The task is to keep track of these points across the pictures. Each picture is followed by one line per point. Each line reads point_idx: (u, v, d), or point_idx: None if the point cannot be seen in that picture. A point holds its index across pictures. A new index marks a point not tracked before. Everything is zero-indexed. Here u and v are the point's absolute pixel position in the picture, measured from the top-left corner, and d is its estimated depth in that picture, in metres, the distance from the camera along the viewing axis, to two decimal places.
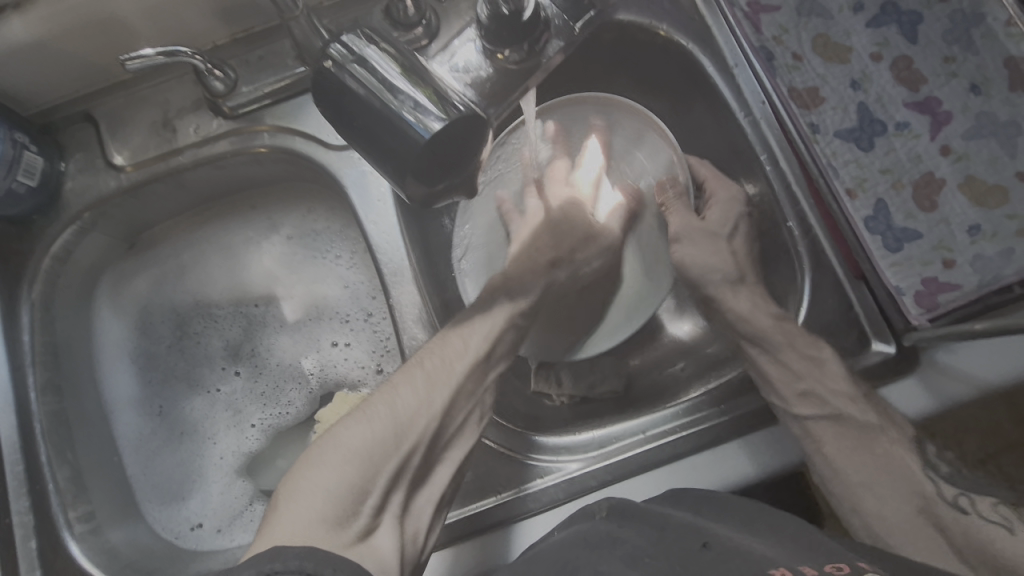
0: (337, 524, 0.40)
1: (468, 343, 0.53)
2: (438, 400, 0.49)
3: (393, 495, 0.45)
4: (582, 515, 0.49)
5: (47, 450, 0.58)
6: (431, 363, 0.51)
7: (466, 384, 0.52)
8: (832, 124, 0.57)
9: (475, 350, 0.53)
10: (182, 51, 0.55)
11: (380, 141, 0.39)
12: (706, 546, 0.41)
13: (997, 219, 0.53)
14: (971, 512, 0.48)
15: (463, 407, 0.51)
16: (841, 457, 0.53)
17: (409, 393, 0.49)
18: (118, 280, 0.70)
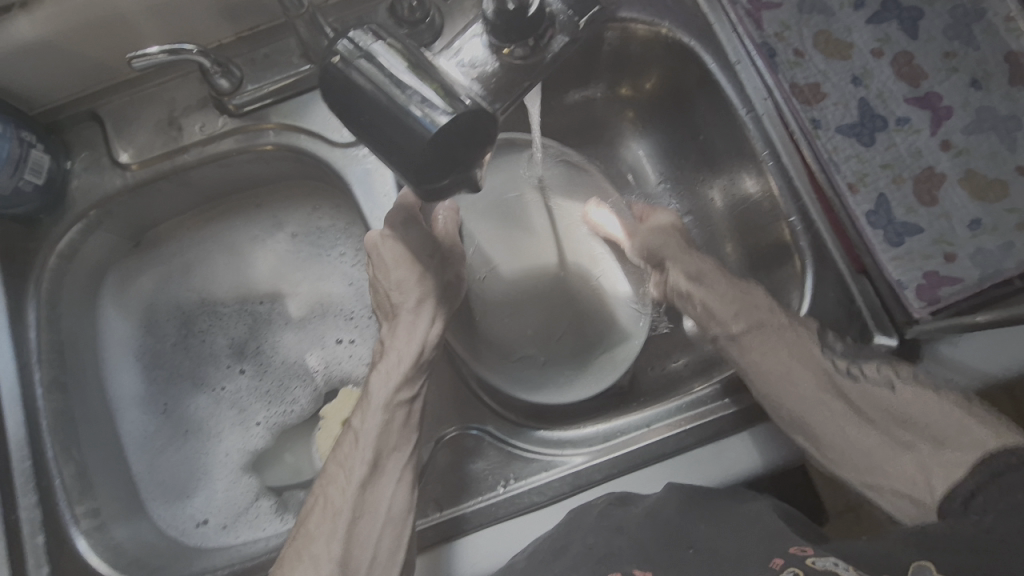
0: None
1: (391, 479, 0.50)
2: (361, 518, 0.48)
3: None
4: (585, 511, 0.50)
5: (54, 447, 0.58)
6: (352, 509, 0.48)
7: (395, 523, 0.49)
8: (834, 119, 0.57)
9: (399, 486, 0.50)
10: (186, 50, 0.55)
11: (387, 138, 0.39)
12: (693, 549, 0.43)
13: (998, 213, 0.53)
14: (862, 377, 0.49)
15: (396, 547, 0.48)
16: (758, 353, 0.52)
17: (333, 557, 0.46)
18: (124, 278, 0.70)
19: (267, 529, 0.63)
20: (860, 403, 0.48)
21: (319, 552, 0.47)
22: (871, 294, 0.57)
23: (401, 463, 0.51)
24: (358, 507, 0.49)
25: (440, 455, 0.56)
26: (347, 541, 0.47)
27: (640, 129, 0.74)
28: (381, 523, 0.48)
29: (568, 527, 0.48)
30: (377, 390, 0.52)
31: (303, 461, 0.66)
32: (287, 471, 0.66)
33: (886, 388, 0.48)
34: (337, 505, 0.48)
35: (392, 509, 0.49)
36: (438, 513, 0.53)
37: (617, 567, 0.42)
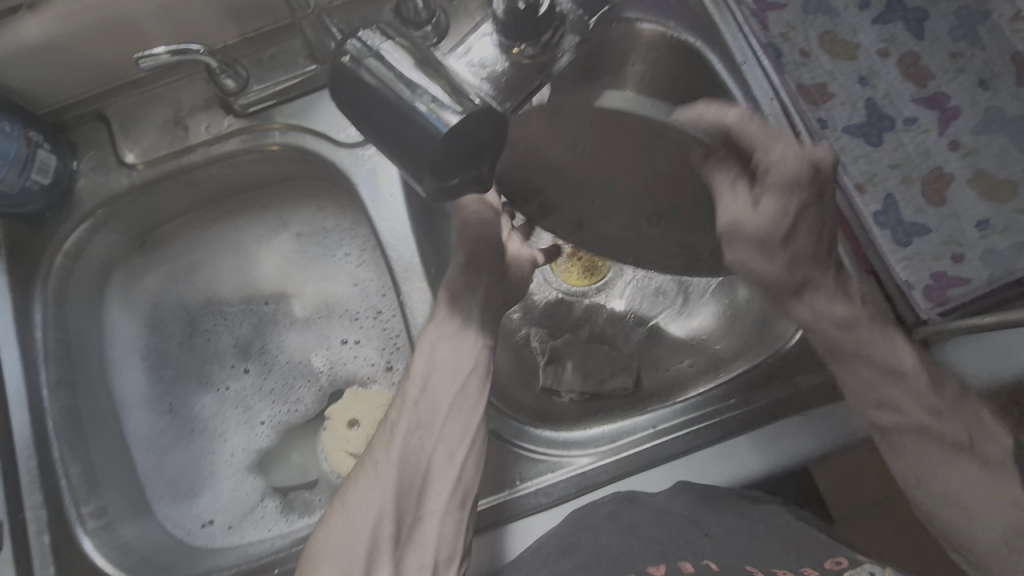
0: (369, 547, 0.46)
1: (449, 402, 0.52)
2: (423, 441, 0.51)
3: (383, 569, 0.46)
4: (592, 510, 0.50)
5: (60, 446, 0.58)
6: (408, 422, 0.51)
7: (448, 443, 0.51)
8: (840, 120, 0.57)
9: (454, 412, 0.52)
10: (192, 50, 0.55)
11: (397, 137, 0.39)
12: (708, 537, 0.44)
13: (1008, 214, 0.53)
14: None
15: (450, 469, 0.51)
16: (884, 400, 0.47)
17: (391, 464, 0.49)
18: (129, 277, 0.70)
19: (272, 529, 0.63)
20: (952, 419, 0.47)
21: (379, 458, 0.50)
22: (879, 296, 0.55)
23: (456, 386, 0.53)
24: (413, 421, 0.51)
25: None
26: (404, 450, 0.50)
27: None
28: (436, 438, 0.51)
29: (574, 525, 0.49)
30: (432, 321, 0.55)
31: (309, 461, 0.66)
32: (293, 471, 0.66)
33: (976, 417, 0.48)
34: (394, 419, 0.52)
35: (447, 428, 0.52)
36: None
37: None
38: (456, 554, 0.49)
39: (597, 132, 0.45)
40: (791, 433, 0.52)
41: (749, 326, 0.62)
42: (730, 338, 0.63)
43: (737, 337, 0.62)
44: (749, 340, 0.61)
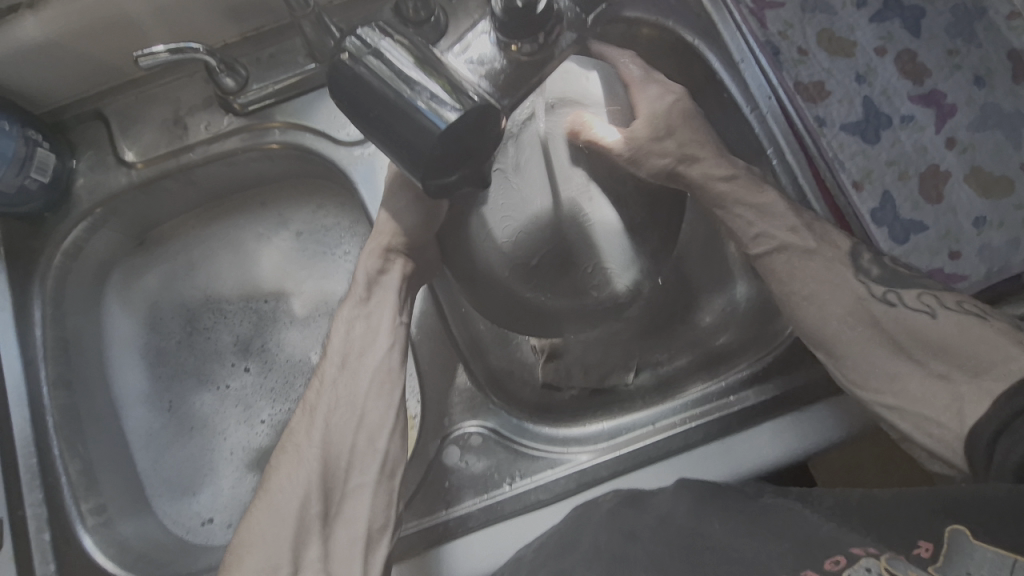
0: (296, 530, 0.47)
1: (363, 381, 0.53)
2: (343, 421, 0.51)
3: (313, 545, 0.47)
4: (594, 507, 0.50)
5: (59, 444, 0.58)
6: (328, 404, 0.52)
7: (371, 423, 0.52)
8: (838, 117, 0.58)
9: (374, 390, 0.52)
10: (194, 48, 0.56)
11: (396, 134, 0.39)
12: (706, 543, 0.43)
13: (1005, 209, 0.54)
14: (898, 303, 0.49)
15: (372, 447, 0.51)
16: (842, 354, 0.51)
17: (312, 445, 0.50)
18: (129, 276, 0.70)
19: None
20: (903, 335, 0.49)
21: (300, 442, 0.51)
22: None
23: (374, 365, 0.53)
24: (333, 403, 0.52)
25: (449, 452, 0.56)
26: (324, 433, 0.50)
27: None
28: (358, 416, 0.52)
29: (578, 523, 0.49)
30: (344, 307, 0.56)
31: None
32: None
33: (927, 317, 0.48)
34: (314, 401, 0.52)
35: (368, 410, 0.52)
36: (447, 510, 0.54)
37: None
38: (390, 524, 0.50)
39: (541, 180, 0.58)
40: (789, 430, 0.53)
41: (749, 321, 0.62)
42: (729, 332, 0.62)
43: (737, 332, 0.62)
44: (750, 337, 0.60)
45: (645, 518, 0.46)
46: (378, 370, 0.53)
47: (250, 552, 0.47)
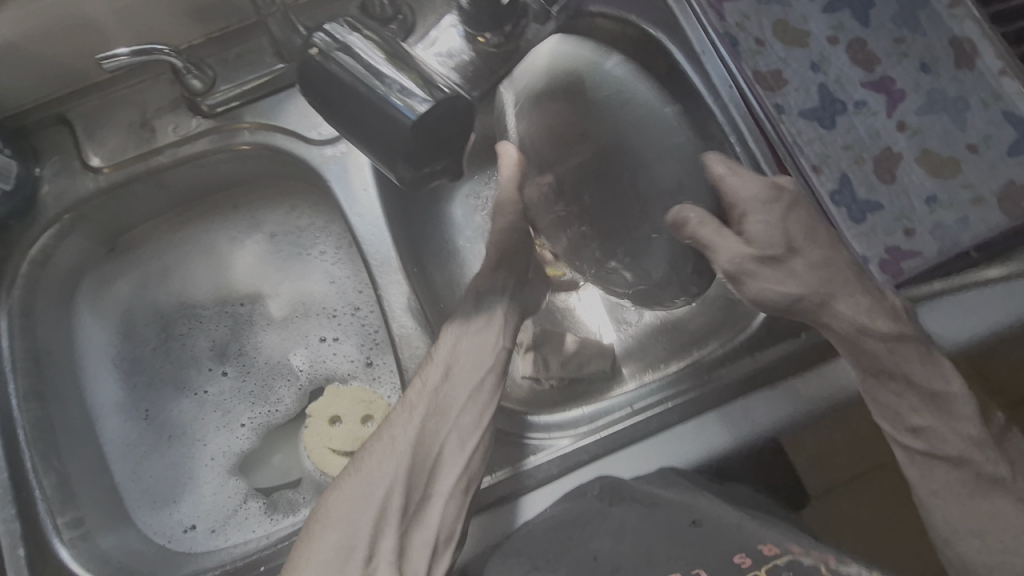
0: (374, 523, 0.48)
1: (463, 393, 0.54)
2: (443, 428, 0.53)
3: (388, 537, 0.48)
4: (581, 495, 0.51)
5: (32, 457, 0.57)
6: (428, 407, 0.54)
7: (464, 428, 0.53)
8: (796, 104, 0.60)
9: (470, 400, 0.55)
10: (157, 50, 0.55)
11: (368, 129, 0.40)
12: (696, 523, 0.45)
13: (953, 189, 0.56)
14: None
15: (460, 455, 0.52)
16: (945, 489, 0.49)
17: (407, 441, 0.52)
18: (99, 285, 0.69)
19: (257, 530, 0.63)
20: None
21: (395, 437, 0.52)
22: None
23: (474, 381, 0.55)
24: (433, 408, 0.54)
25: None
26: (420, 431, 0.52)
27: None
28: (451, 423, 0.53)
29: (567, 515, 0.49)
30: (449, 328, 0.58)
31: (292, 461, 0.66)
32: (275, 472, 0.66)
33: None
34: (414, 402, 0.54)
35: (462, 419, 0.54)
36: None
37: None
38: (455, 537, 0.50)
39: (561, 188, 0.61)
40: (760, 407, 0.54)
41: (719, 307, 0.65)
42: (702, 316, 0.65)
43: (709, 316, 0.65)
44: (720, 321, 0.64)
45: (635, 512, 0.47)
46: (477, 384, 0.55)
47: (325, 526, 0.49)
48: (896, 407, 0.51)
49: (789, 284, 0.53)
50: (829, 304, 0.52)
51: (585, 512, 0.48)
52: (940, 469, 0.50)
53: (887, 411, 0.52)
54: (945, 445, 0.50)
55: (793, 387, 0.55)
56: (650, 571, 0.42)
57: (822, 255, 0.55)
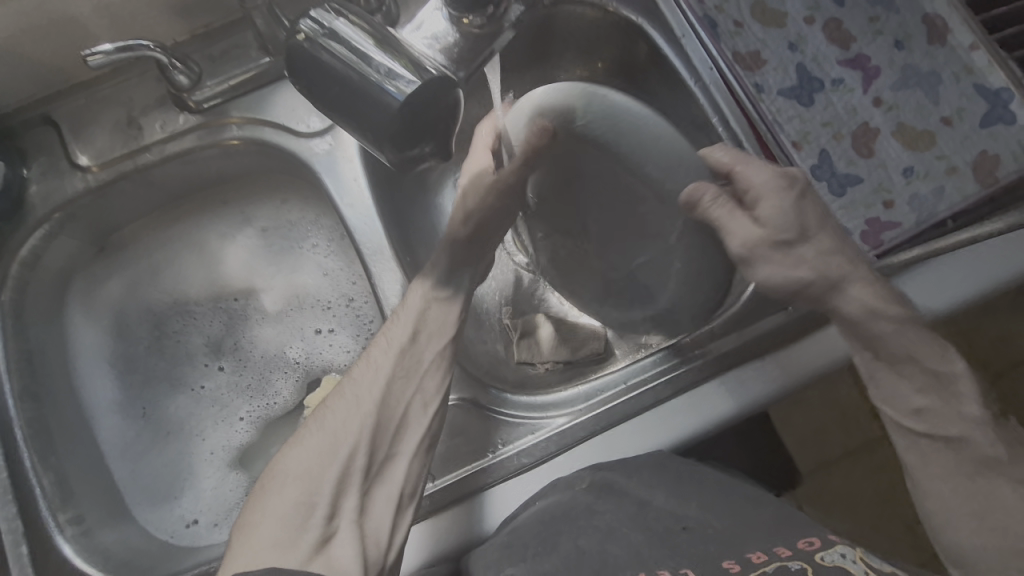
0: (338, 476, 0.48)
1: (426, 355, 0.56)
2: (406, 390, 0.54)
3: (349, 496, 0.48)
4: (564, 488, 0.52)
5: (31, 456, 0.57)
6: (391, 368, 0.54)
7: (427, 392, 0.55)
8: (775, 84, 0.61)
9: (434, 363, 0.56)
10: (143, 45, 0.55)
11: (357, 111, 0.41)
12: (685, 528, 0.46)
13: (928, 161, 0.58)
14: None
15: (422, 415, 0.54)
16: (931, 475, 0.46)
17: (371, 401, 0.52)
18: (89, 286, 0.69)
19: None
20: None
21: (358, 396, 0.53)
22: None
23: (438, 347, 0.57)
24: (394, 370, 0.54)
25: None
26: (383, 391, 0.53)
27: None
28: (414, 387, 0.54)
29: (560, 505, 0.50)
30: (417, 286, 0.59)
31: None
32: None
33: None
34: (376, 363, 0.55)
35: (425, 384, 0.55)
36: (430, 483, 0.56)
37: None
38: (417, 493, 0.52)
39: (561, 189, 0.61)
40: (750, 379, 0.56)
41: None
42: None
43: None
44: None
45: (623, 512, 0.49)
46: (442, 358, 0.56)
47: (289, 480, 0.48)
48: (897, 392, 0.49)
49: (800, 270, 0.51)
50: (839, 288, 0.50)
51: (575, 507, 0.49)
52: (940, 453, 0.46)
53: (889, 395, 0.49)
54: (949, 426, 0.46)
55: (783, 357, 0.56)
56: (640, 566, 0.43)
57: (832, 243, 0.51)
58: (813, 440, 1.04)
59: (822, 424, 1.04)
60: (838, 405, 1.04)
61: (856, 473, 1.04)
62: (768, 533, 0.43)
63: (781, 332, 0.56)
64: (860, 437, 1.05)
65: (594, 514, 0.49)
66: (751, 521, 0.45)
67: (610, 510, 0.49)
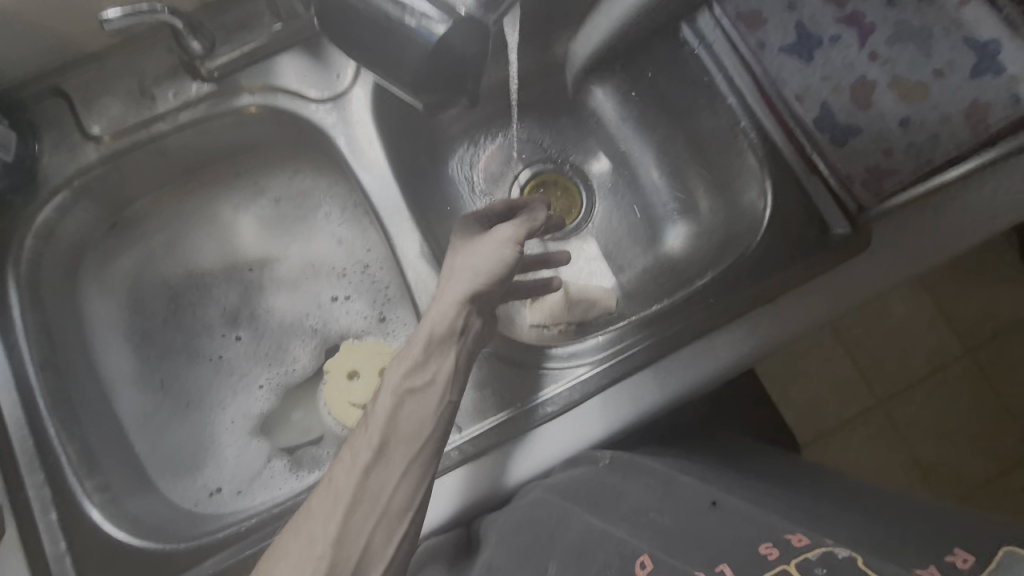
0: None
1: (397, 462, 0.45)
2: (373, 508, 0.44)
3: None
4: (592, 454, 0.53)
5: (54, 424, 0.57)
6: (354, 484, 0.44)
7: (394, 509, 0.44)
8: (776, 42, 0.64)
9: (403, 482, 0.45)
10: (157, 10, 0.55)
11: (387, 57, 0.43)
12: (715, 504, 0.45)
13: (924, 110, 0.59)
14: None
15: (387, 541, 0.44)
16: None
17: (329, 532, 0.42)
18: (102, 260, 0.69)
19: (283, 487, 0.64)
20: None
21: (315, 526, 0.43)
22: (823, 189, 0.62)
23: (412, 451, 0.46)
24: (361, 487, 0.44)
25: None
26: (345, 518, 0.43)
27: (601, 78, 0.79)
28: (382, 504, 0.44)
29: (580, 476, 0.51)
30: (389, 375, 0.48)
31: (312, 418, 0.67)
32: (296, 429, 0.67)
33: None
34: (340, 484, 0.44)
35: (394, 498, 0.45)
36: (460, 435, 0.58)
37: (638, 550, 0.42)
38: None
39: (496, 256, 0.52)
40: (761, 326, 0.58)
41: (712, 244, 0.70)
42: (697, 255, 0.72)
43: (704, 256, 0.70)
44: (713, 256, 0.69)
45: (650, 494, 0.48)
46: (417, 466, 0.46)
47: None
48: None
49: None
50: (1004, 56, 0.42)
51: (602, 487, 0.49)
52: None
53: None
54: None
55: (790, 302, 0.59)
56: (670, 555, 0.41)
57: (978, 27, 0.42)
58: (811, 410, 1.07)
59: (818, 394, 1.07)
60: (833, 374, 1.08)
61: (853, 443, 1.06)
62: (796, 524, 0.41)
63: (786, 279, 0.60)
64: (855, 407, 1.07)
65: (620, 496, 0.49)
66: (788, 514, 0.44)
67: (633, 492, 0.49)
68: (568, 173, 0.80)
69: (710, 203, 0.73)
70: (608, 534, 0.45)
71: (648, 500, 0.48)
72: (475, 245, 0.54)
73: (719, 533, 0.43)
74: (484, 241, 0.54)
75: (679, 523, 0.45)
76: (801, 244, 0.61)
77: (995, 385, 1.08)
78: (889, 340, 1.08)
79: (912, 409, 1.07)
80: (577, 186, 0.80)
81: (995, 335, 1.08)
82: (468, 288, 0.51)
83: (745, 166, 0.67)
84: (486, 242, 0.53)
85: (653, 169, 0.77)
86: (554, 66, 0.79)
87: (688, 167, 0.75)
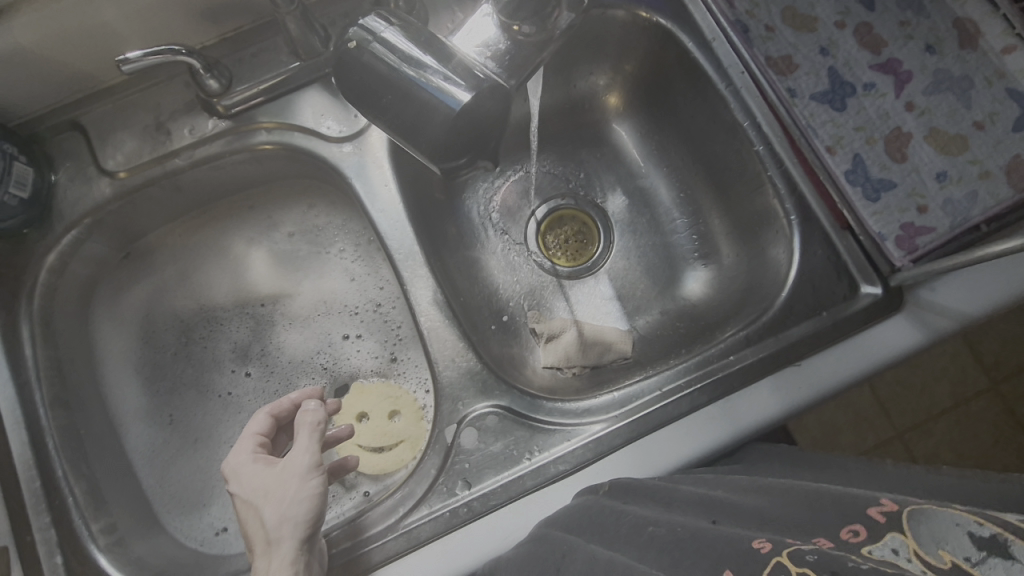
0: None
1: None
2: None
3: None
4: (594, 492, 0.52)
5: (63, 464, 0.57)
6: None
7: None
8: (807, 88, 0.61)
9: None
10: (174, 50, 0.54)
11: (409, 120, 0.43)
12: (716, 522, 0.41)
13: (961, 165, 0.56)
14: None
15: None
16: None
17: None
18: (115, 291, 0.68)
19: None
20: None
21: None
22: (855, 248, 0.60)
23: None
24: None
25: (465, 434, 0.58)
26: None
27: (622, 114, 0.77)
28: None
29: (584, 507, 0.49)
30: None
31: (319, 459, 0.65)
32: None
33: None
34: None
35: None
36: (468, 491, 0.55)
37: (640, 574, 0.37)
38: None
39: (287, 482, 0.49)
40: (787, 385, 0.56)
41: (734, 292, 0.68)
42: (715, 302, 0.70)
43: (724, 305, 0.68)
44: (735, 306, 0.67)
45: (651, 509, 0.45)
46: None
47: None
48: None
49: None
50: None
51: (604, 510, 0.47)
52: None
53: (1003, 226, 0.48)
54: None
55: (815, 365, 0.56)
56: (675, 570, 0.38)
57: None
58: (828, 439, 1.02)
59: (836, 425, 1.03)
60: (852, 410, 1.04)
61: None
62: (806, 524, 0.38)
63: (812, 337, 0.58)
64: (871, 439, 1.04)
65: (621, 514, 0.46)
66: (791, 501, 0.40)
67: (634, 509, 0.46)
68: (585, 207, 0.78)
69: (732, 249, 0.71)
70: (613, 560, 0.40)
71: (648, 513, 0.44)
72: (275, 493, 0.48)
73: (717, 535, 0.39)
74: (281, 480, 0.49)
75: (676, 525, 0.42)
76: (827, 301, 0.59)
77: (1018, 421, 1.04)
78: (911, 372, 1.05)
79: (930, 443, 1.04)
80: (595, 221, 0.78)
81: (1022, 369, 1.05)
82: (289, 544, 0.46)
83: (771, 216, 0.65)
84: (285, 483, 0.49)
85: (673, 207, 0.76)
86: (574, 99, 0.77)
87: (709, 209, 0.73)
